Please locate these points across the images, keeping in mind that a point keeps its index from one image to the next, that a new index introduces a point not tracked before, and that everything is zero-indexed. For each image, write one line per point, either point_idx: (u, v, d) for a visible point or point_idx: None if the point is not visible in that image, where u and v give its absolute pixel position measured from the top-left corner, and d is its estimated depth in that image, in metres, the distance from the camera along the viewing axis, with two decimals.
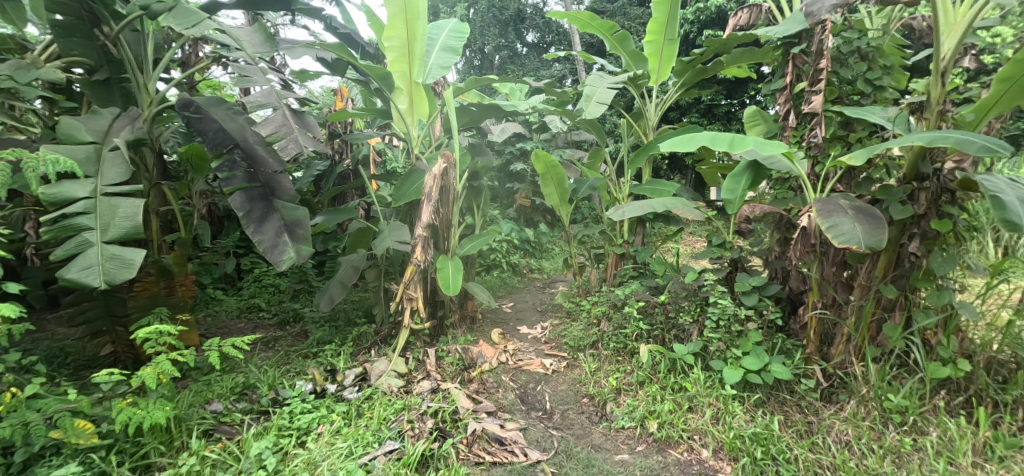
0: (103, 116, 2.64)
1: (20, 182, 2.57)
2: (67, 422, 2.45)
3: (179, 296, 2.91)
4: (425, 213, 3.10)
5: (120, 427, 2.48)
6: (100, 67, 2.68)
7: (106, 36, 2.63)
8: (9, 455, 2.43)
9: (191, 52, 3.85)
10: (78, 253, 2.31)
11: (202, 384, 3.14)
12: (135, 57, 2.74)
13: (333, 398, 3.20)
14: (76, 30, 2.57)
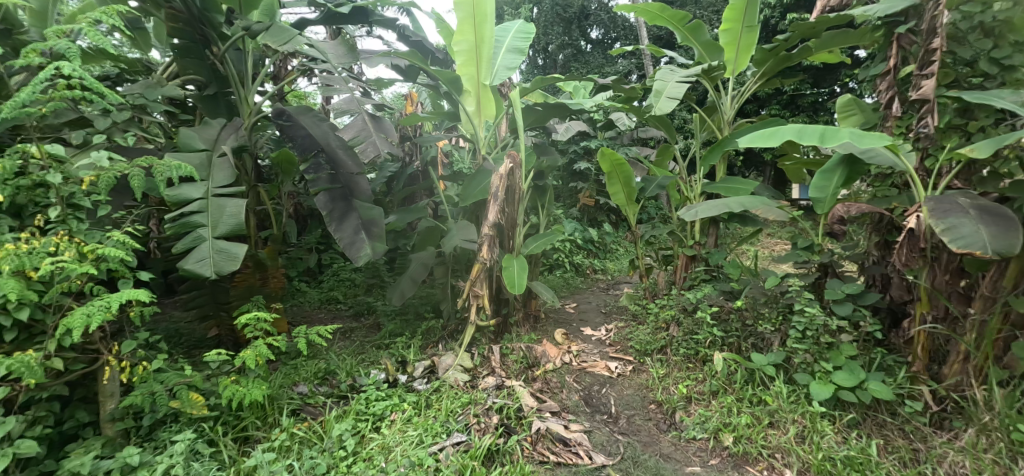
0: (212, 126, 2.98)
1: (149, 186, 2.98)
2: (183, 393, 2.81)
3: (270, 287, 3.19)
4: (493, 213, 3.21)
5: (226, 402, 2.81)
6: (209, 83, 2.98)
7: (215, 55, 2.92)
8: (139, 420, 2.82)
9: (282, 65, 4.21)
10: (194, 246, 2.66)
11: (289, 368, 3.44)
12: (238, 73, 3.03)
13: (404, 388, 3.38)
14: (190, 51, 2.86)
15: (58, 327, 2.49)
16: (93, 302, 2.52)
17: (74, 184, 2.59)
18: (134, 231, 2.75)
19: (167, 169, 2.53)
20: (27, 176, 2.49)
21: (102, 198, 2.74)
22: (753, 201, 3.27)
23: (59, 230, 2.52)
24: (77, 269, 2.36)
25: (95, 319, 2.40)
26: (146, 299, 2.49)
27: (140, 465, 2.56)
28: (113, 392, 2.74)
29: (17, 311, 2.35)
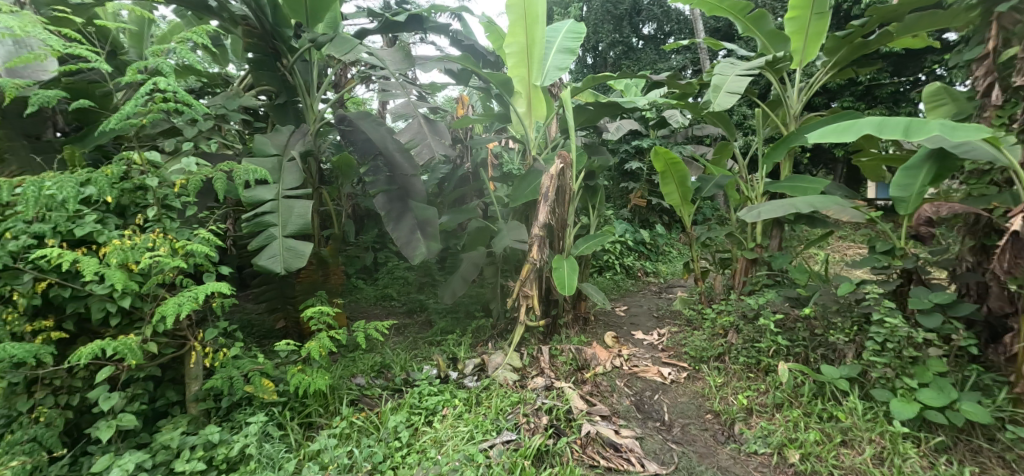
0: (282, 132, 3.17)
1: (230, 188, 3.26)
2: (256, 379, 3.03)
3: (332, 282, 3.39)
4: (541, 213, 3.25)
5: (293, 390, 3.01)
6: (280, 93, 3.17)
7: (285, 67, 3.10)
8: (219, 401, 3.07)
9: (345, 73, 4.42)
10: (266, 244, 2.88)
11: (347, 360, 3.61)
12: (305, 83, 3.19)
13: (455, 384, 3.46)
14: (264, 64, 3.08)
15: (153, 315, 2.78)
16: (183, 293, 2.77)
17: (167, 186, 2.87)
18: (216, 230, 3.01)
19: (245, 173, 2.76)
20: (129, 180, 2.79)
21: (190, 198, 3.03)
22: (823, 201, 3.06)
23: (155, 228, 2.82)
24: (170, 262, 2.62)
25: (184, 308, 2.66)
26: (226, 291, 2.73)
27: (219, 443, 2.80)
28: (197, 375, 2.99)
29: (121, 299, 2.64)
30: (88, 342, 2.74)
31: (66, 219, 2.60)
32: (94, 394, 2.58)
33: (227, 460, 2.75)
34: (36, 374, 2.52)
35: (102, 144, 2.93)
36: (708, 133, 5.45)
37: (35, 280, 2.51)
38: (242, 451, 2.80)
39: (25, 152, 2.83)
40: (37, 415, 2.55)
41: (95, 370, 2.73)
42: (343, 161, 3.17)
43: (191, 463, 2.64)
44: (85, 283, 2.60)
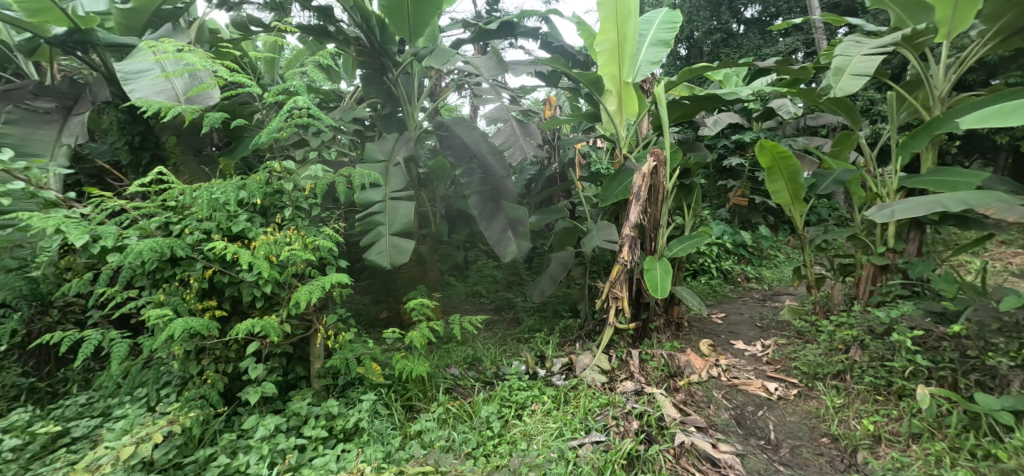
0: (388, 139, 3.45)
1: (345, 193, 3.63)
2: (367, 362, 3.28)
3: (428, 278, 3.74)
4: (633, 213, 3.27)
5: (400, 375, 3.25)
6: (386, 104, 3.46)
7: (390, 81, 3.37)
8: (337, 379, 3.39)
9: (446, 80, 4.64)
10: (374, 242, 3.18)
11: (442, 350, 3.85)
12: (407, 94, 3.43)
13: (544, 381, 3.54)
14: (373, 79, 3.39)
15: (289, 299, 3.21)
16: (313, 282, 3.13)
17: (298, 189, 3.26)
18: (336, 228, 3.38)
19: (360, 176, 3.07)
20: (272, 185, 3.24)
21: (316, 202, 3.40)
22: (981, 198, 2.54)
23: (290, 226, 3.24)
24: (303, 254, 3.02)
25: (314, 293, 3.02)
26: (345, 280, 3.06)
27: (338, 415, 3.16)
28: (319, 355, 3.31)
29: (264, 286, 3.07)
30: (240, 320, 3.21)
31: (225, 218, 3.06)
32: (246, 363, 3.01)
33: (344, 431, 3.09)
34: (205, 344, 2.99)
35: (249, 155, 3.39)
36: (824, 123, 5.33)
37: (204, 266, 3.00)
38: (356, 424, 3.14)
39: (195, 165, 3.36)
40: (206, 377, 3.02)
41: (244, 343, 3.18)
42: (438, 165, 3.39)
43: (315, 430, 3.01)
44: (240, 271, 3.08)
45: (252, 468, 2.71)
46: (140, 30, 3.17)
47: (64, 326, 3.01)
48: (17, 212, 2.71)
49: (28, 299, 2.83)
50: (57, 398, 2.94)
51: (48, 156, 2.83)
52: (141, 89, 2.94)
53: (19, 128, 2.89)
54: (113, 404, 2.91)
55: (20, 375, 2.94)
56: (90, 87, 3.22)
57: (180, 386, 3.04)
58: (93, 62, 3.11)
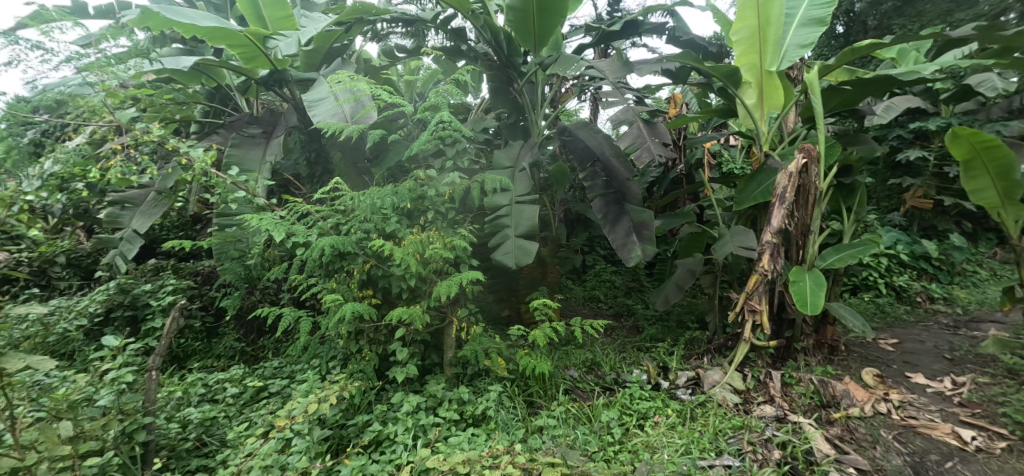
0: (514, 147, 3.60)
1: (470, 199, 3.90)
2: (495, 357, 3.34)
3: (549, 279, 3.87)
4: (776, 217, 3.09)
5: (525, 371, 3.30)
6: (512, 114, 3.61)
7: (516, 90, 3.54)
8: (467, 368, 3.52)
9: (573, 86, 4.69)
10: (500, 244, 3.34)
11: (562, 352, 3.88)
12: (531, 102, 3.55)
13: (667, 394, 3.39)
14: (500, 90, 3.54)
15: (430, 292, 3.31)
16: (451, 279, 3.21)
17: (439, 194, 3.28)
18: (470, 229, 3.44)
19: (491, 181, 3.25)
20: (415, 190, 3.27)
21: (453, 205, 3.39)
22: None
23: (432, 227, 3.30)
24: (445, 253, 3.09)
25: (454, 289, 3.11)
26: (480, 279, 3.09)
27: (468, 401, 3.29)
28: (451, 345, 3.49)
29: (410, 279, 3.16)
30: (391, 309, 3.37)
31: (381, 219, 3.20)
32: (393, 346, 3.20)
33: (472, 417, 3.20)
34: (364, 326, 3.23)
35: (394, 167, 3.64)
36: None
37: (364, 260, 3.21)
38: (483, 411, 3.25)
39: (355, 176, 3.79)
40: (364, 355, 3.27)
41: (392, 329, 3.38)
42: (557, 170, 3.38)
43: (448, 412, 3.18)
44: (392, 264, 3.23)
45: (399, 438, 2.96)
46: (318, 65, 3.83)
47: (263, 304, 3.69)
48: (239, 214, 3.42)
49: (244, 280, 3.44)
50: (260, 360, 3.56)
51: (258, 171, 3.55)
52: (321, 116, 3.40)
53: (239, 149, 3.66)
54: (297, 368, 3.41)
55: (235, 340, 3.69)
56: (284, 116, 3.95)
57: (343, 361, 3.33)
58: (285, 96, 3.89)
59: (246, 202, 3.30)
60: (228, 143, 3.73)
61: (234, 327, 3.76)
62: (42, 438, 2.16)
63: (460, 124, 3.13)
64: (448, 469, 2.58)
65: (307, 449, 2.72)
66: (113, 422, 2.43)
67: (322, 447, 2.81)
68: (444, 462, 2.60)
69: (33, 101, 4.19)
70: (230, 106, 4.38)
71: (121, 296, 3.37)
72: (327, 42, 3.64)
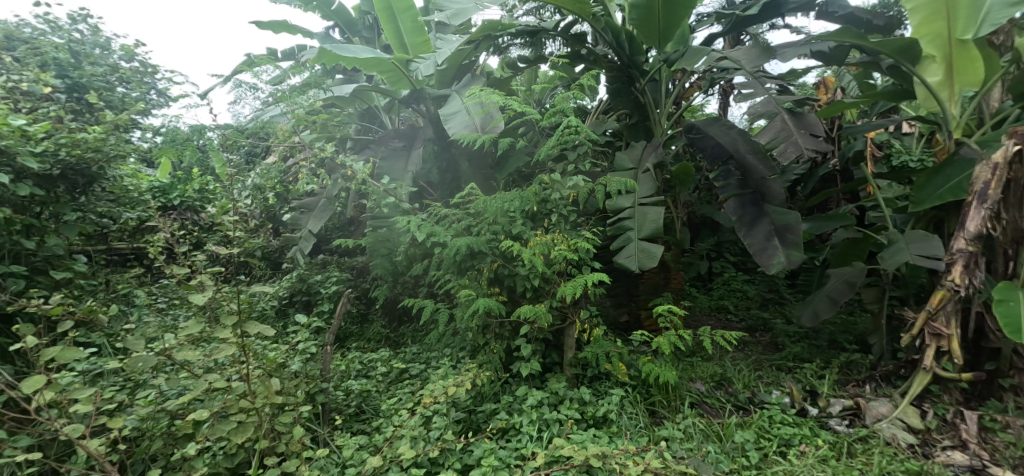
0: (636, 147, 3.50)
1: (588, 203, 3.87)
2: (615, 361, 3.28)
3: (672, 285, 3.64)
4: (974, 220, 2.64)
5: (647, 379, 3.17)
6: (634, 114, 3.55)
7: (639, 90, 3.45)
8: (586, 371, 3.45)
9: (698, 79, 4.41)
10: (623, 246, 3.21)
11: (686, 364, 3.64)
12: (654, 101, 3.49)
13: (816, 422, 2.99)
14: (621, 91, 3.46)
15: (554, 293, 3.21)
16: (577, 278, 3.13)
17: (563, 197, 3.21)
18: (591, 231, 3.34)
19: (616, 183, 3.12)
20: (542, 194, 3.24)
21: (575, 208, 3.32)
22: None
23: (554, 230, 3.22)
24: (570, 255, 2.99)
25: (579, 290, 3.00)
26: (608, 281, 2.94)
27: (589, 402, 3.22)
28: (571, 345, 3.39)
29: (534, 279, 3.12)
30: (516, 308, 3.31)
31: (507, 222, 3.20)
32: (517, 341, 3.20)
33: (593, 418, 3.13)
34: (494, 321, 3.23)
35: (515, 173, 3.72)
36: None
37: (493, 259, 3.18)
38: (604, 414, 3.16)
39: (483, 181, 3.94)
40: (492, 348, 3.31)
41: (516, 324, 3.38)
42: (684, 169, 3.25)
43: (570, 410, 3.12)
44: (518, 265, 3.19)
45: (525, 429, 2.98)
46: (452, 82, 4.28)
47: (405, 295, 3.94)
48: (389, 217, 3.83)
49: (390, 274, 3.88)
50: (404, 345, 3.90)
51: (403, 178, 3.98)
52: (455, 128, 3.67)
53: (387, 161, 4.18)
54: (431, 355, 3.63)
55: (382, 327, 4.14)
56: (421, 129, 4.44)
57: (470, 353, 3.42)
58: (422, 111, 4.40)
59: (395, 207, 3.77)
60: (379, 156, 4.29)
61: (382, 314, 4.22)
62: (261, 388, 2.68)
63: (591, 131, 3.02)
64: (582, 461, 2.58)
65: (444, 426, 2.94)
66: (302, 383, 2.96)
67: (457, 427, 3.02)
68: (579, 452, 2.61)
69: (244, 127, 5.22)
70: (376, 123, 5.09)
71: (300, 283, 4.16)
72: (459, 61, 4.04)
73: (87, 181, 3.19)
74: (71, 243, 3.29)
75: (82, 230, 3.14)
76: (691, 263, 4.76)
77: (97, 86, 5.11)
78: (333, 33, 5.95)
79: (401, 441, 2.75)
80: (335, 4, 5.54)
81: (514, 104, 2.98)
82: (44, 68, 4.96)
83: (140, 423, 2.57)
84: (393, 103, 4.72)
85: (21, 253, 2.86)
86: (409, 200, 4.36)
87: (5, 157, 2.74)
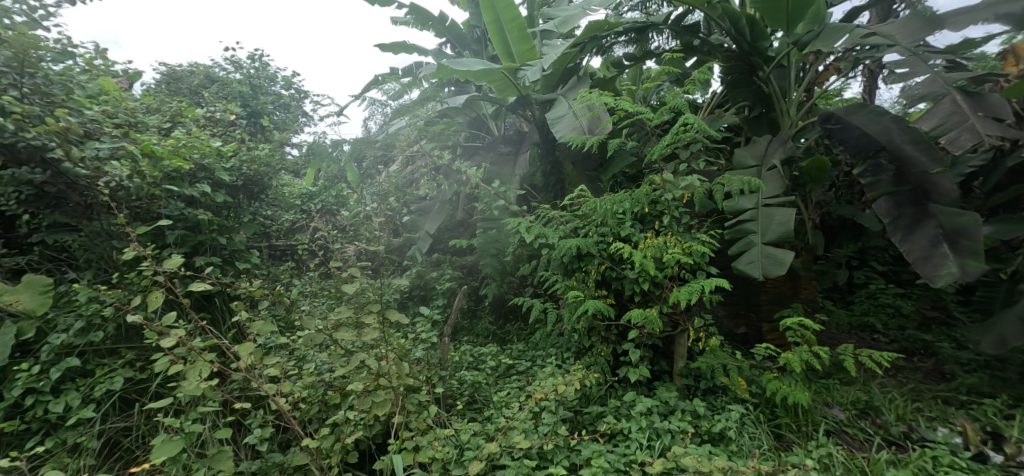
0: (759, 144, 3.43)
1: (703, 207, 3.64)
2: (735, 376, 3.05)
3: (802, 296, 3.29)
4: None
5: (772, 397, 2.89)
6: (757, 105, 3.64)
7: (761, 79, 3.60)
8: (699, 383, 3.23)
9: (832, 64, 4.02)
10: (744, 251, 3.06)
11: (820, 386, 3.23)
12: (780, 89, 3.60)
13: (1000, 470, 2.47)
14: (742, 82, 3.60)
15: (665, 298, 3.07)
16: (692, 283, 2.93)
17: (676, 198, 3.05)
18: (707, 234, 3.14)
19: (739, 183, 2.92)
20: (656, 200, 3.10)
21: (689, 211, 3.16)
22: None
23: (666, 232, 3.06)
24: (685, 258, 2.82)
25: (695, 296, 2.81)
26: (731, 287, 2.72)
27: (703, 417, 3.00)
28: (682, 354, 3.22)
29: (643, 283, 3.01)
30: (622, 312, 3.24)
31: (616, 223, 3.12)
32: (626, 346, 3.13)
33: (708, 434, 2.91)
34: (601, 324, 3.19)
35: (619, 174, 3.68)
36: None
37: (600, 261, 3.12)
38: (722, 430, 2.92)
39: (588, 184, 3.95)
40: (599, 351, 3.27)
41: (624, 329, 3.32)
42: (818, 164, 3.23)
43: (682, 421, 2.93)
44: (626, 267, 3.09)
45: (634, 435, 2.86)
46: (556, 85, 4.45)
47: (510, 295, 4.06)
48: (498, 220, 4.08)
49: (500, 273, 4.05)
50: (510, 342, 4.07)
51: (511, 183, 4.32)
52: (562, 131, 3.78)
53: (496, 167, 4.55)
54: (538, 353, 3.71)
55: (490, 323, 4.31)
56: (527, 134, 4.69)
57: (575, 354, 3.44)
58: (528, 117, 4.65)
59: (504, 210, 4.03)
60: (488, 162, 4.66)
61: (490, 311, 4.38)
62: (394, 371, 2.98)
63: (711, 129, 2.86)
64: (705, 473, 2.44)
65: (554, 423, 2.93)
66: (425, 370, 3.22)
67: (566, 425, 3.01)
68: (700, 465, 2.46)
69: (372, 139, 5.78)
70: (483, 129, 5.33)
71: (418, 280, 4.41)
72: (563, 64, 4.23)
73: (262, 191, 4.07)
74: (248, 239, 4.02)
75: (255, 229, 3.88)
76: (826, 272, 4.19)
77: (267, 112, 6.21)
78: (445, 49, 6.33)
79: (513, 432, 2.84)
80: (448, 22, 5.91)
81: (625, 105, 2.97)
82: (232, 98, 6.06)
83: (305, 390, 2.94)
84: (500, 110, 4.97)
85: (217, 247, 3.58)
86: (515, 202, 4.45)
87: (208, 172, 3.57)
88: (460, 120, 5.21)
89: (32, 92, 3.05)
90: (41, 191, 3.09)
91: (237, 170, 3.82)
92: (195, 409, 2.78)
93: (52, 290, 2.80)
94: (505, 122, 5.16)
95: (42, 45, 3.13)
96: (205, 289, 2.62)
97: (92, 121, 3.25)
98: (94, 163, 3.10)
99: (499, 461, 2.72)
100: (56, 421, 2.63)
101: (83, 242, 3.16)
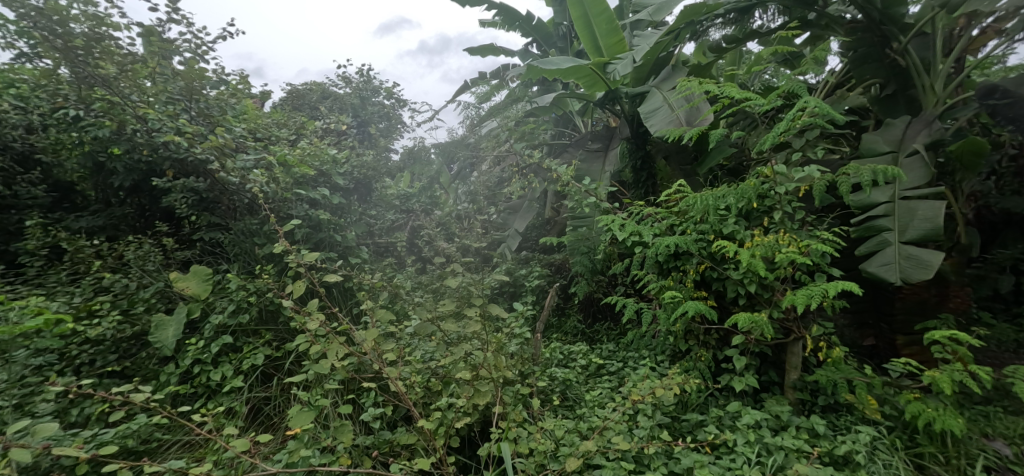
0: (895, 127, 3.19)
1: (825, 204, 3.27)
2: (862, 393, 2.70)
3: (951, 306, 2.85)
4: None
5: (911, 420, 2.49)
6: (890, 82, 3.52)
7: (895, 52, 3.47)
8: (817, 398, 2.90)
9: (992, 25, 3.40)
10: (878, 250, 2.74)
11: (977, 412, 2.71)
12: (921, 62, 3.44)
13: None
14: (869, 58, 3.53)
15: (775, 302, 2.80)
16: (811, 286, 2.60)
17: (790, 191, 2.75)
18: (830, 232, 2.79)
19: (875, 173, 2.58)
20: (767, 196, 2.83)
21: (804, 205, 2.86)
22: None
23: (777, 230, 2.78)
24: (802, 258, 2.52)
25: (815, 300, 2.48)
26: (860, 292, 2.36)
27: (824, 436, 2.66)
28: (797, 365, 2.92)
29: (749, 285, 2.78)
30: (723, 316, 3.03)
31: (717, 220, 2.90)
32: (730, 352, 2.91)
33: (831, 456, 2.57)
34: (699, 327, 3.00)
35: (715, 168, 3.54)
36: None
37: (699, 261, 2.93)
38: (847, 453, 2.57)
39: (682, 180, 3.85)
40: (698, 355, 3.09)
41: (726, 333, 3.11)
42: (973, 147, 2.89)
43: (797, 439, 2.63)
44: (729, 267, 2.88)
45: (741, 448, 2.61)
46: (647, 76, 4.40)
47: (600, 293, 4.09)
48: (589, 217, 4.03)
49: (593, 271, 4.02)
50: (597, 342, 4.03)
51: (600, 178, 4.15)
52: (657, 124, 3.65)
53: (586, 164, 4.42)
54: (629, 354, 3.63)
55: (578, 321, 4.28)
56: (617, 128, 4.53)
57: (669, 357, 3.33)
58: (619, 111, 4.48)
59: (595, 206, 3.91)
60: (578, 159, 4.55)
61: (580, 309, 4.37)
62: (493, 362, 3.02)
63: (834, 111, 2.54)
64: None
65: (650, 428, 2.79)
66: (519, 363, 3.30)
67: (664, 431, 2.84)
68: None
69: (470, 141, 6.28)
70: (570, 126, 5.39)
71: (510, 275, 4.51)
72: (655, 53, 4.21)
73: (368, 191, 4.80)
74: (361, 237, 4.47)
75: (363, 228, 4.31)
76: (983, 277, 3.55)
77: (375, 122, 6.82)
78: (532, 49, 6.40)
79: (608, 433, 2.72)
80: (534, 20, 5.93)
81: (731, 91, 2.75)
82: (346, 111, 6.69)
83: (411, 376, 2.94)
84: (588, 106, 4.89)
85: (334, 244, 4.04)
86: (606, 200, 4.37)
87: (326, 179, 4.21)
88: (548, 118, 5.45)
89: (199, 115, 3.78)
90: (202, 196, 3.79)
91: (349, 174, 4.57)
92: (321, 386, 3.11)
93: (212, 279, 3.39)
94: (593, 118, 5.10)
95: (205, 75, 3.77)
96: (337, 279, 2.89)
97: (240, 137, 3.89)
98: (242, 172, 3.64)
99: (594, 460, 2.63)
100: (214, 388, 3.14)
101: (232, 238, 3.74)
